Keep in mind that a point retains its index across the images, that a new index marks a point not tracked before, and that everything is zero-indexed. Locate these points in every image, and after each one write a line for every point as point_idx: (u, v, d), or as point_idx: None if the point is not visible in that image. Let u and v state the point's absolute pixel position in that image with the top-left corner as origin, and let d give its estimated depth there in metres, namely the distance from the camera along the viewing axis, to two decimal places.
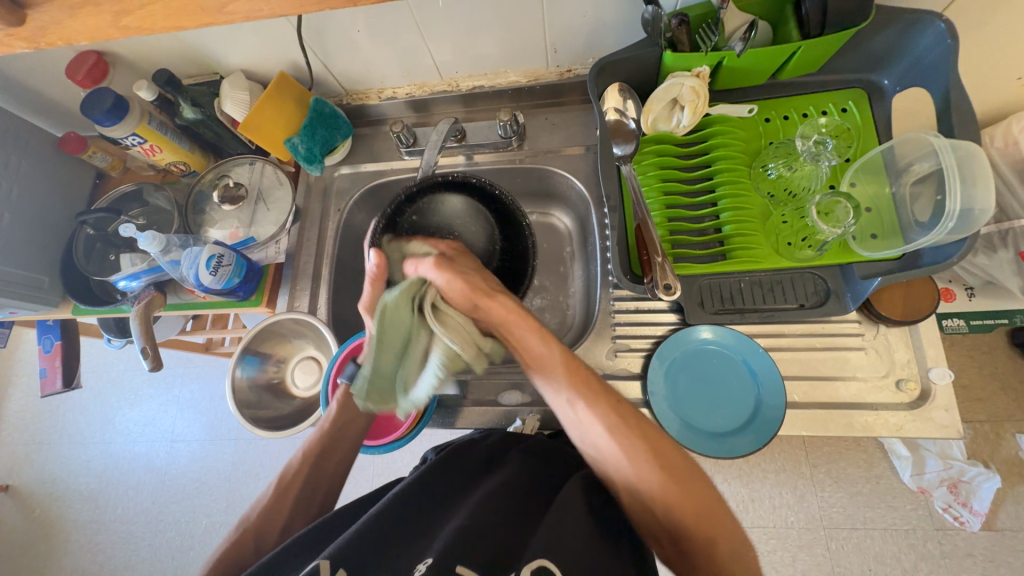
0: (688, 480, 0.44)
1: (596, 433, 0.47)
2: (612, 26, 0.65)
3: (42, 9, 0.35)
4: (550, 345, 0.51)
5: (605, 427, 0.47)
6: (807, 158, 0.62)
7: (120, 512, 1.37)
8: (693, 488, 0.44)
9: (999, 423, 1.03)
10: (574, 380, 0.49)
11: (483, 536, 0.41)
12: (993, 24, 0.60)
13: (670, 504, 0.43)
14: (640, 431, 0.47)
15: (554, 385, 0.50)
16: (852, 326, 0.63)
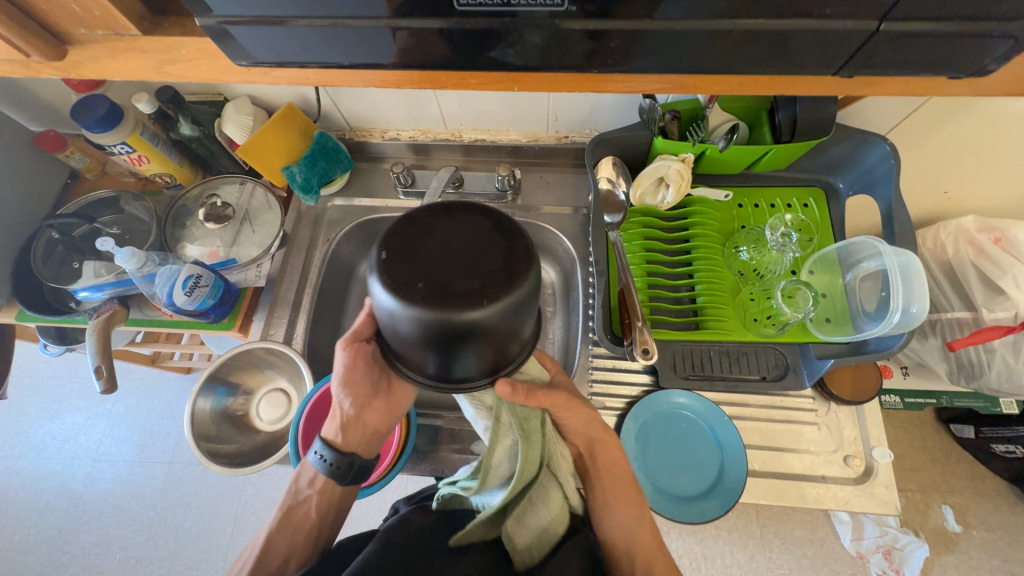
0: None
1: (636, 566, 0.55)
2: (609, 106, 0.71)
3: (84, 48, 0.38)
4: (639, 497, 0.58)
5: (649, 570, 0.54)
6: (773, 246, 0.69)
7: (19, 539, 1.21)
8: None
9: (927, 493, 1.11)
10: (651, 541, 0.56)
11: None
12: (926, 147, 0.70)
13: None
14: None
15: (634, 533, 0.56)
16: (806, 401, 0.68)
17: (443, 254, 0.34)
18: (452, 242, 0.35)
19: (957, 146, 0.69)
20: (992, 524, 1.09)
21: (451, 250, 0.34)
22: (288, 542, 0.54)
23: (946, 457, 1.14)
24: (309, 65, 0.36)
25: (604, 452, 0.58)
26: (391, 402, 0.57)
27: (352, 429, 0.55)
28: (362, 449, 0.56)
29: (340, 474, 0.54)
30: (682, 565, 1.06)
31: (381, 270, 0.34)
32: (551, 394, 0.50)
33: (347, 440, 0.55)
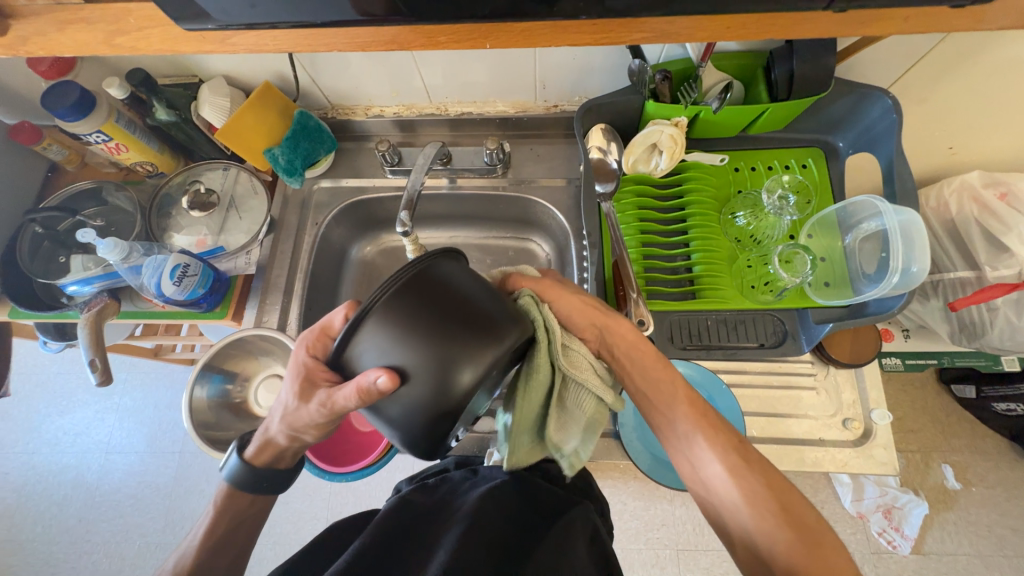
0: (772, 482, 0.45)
1: (715, 466, 0.46)
2: (599, 70, 0.68)
3: (30, 21, 0.36)
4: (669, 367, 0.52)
5: (727, 464, 0.46)
6: (771, 210, 0.67)
7: (40, 530, 1.25)
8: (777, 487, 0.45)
9: (928, 453, 1.12)
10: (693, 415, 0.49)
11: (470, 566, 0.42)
12: (930, 100, 0.67)
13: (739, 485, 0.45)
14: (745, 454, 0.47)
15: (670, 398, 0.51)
16: (805, 366, 0.68)
17: (440, 328, 0.37)
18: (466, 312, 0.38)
19: (963, 97, 0.66)
20: (992, 480, 1.10)
21: (455, 310, 0.38)
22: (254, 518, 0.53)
23: (946, 417, 1.14)
24: (277, 26, 0.35)
25: (632, 341, 0.53)
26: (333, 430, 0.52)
27: (276, 454, 0.51)
28: (278, 464, 0.52)
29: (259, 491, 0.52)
30: (685, 531, 1.08)
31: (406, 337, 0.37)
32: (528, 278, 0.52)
33: (272, 462, 0.52)
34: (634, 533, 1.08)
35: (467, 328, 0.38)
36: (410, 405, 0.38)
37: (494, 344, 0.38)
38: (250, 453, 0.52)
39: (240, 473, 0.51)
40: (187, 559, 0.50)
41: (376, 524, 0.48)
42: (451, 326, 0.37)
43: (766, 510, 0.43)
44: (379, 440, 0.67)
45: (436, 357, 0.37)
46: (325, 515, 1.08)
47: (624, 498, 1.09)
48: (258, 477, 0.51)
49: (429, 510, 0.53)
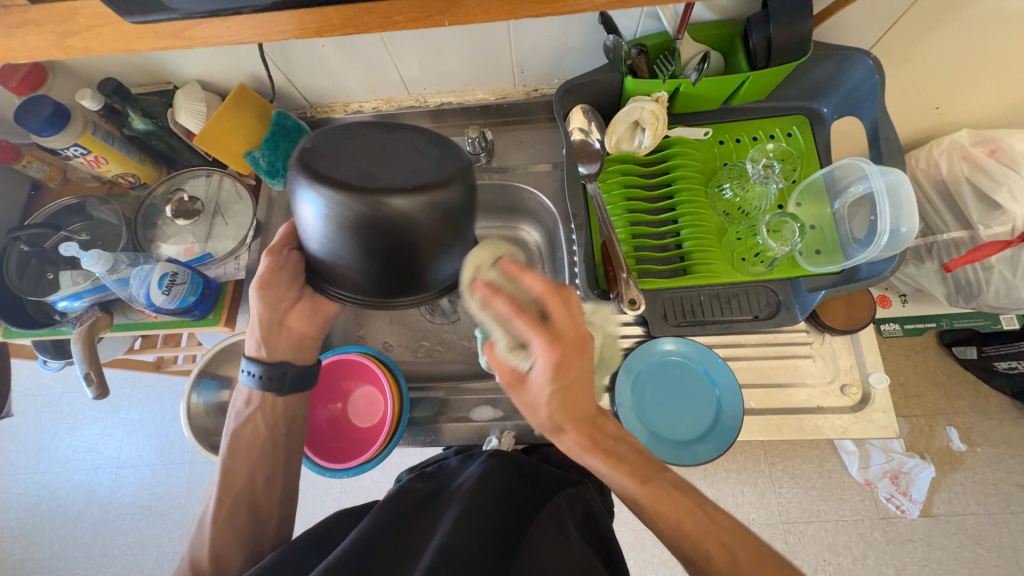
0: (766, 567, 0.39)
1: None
2: (576, 49, 0.67)
3: None
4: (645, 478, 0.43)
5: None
6: (756, 180, 0.66)
7: (57, 547, 1.26)
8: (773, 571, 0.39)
9: (932, 417, 1.12)
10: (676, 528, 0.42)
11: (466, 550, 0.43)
12: (913, 60, 0.66)
13: None
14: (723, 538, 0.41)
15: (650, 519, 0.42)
16: (801, 336, 0.67)
17: (351, 144, 0.40)
18: (373, 133, 0.41)
19: (946, 54, 0.64)
20: (997, 439, 1.11)
21: (356, 130, 0.41)
22: (246, 462, 0.58)
23: (949, 379, 1.14)
24: (243, 11, 0.37)
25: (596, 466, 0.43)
26: (301, 307, 0.60)
27: (279, 339, 0.59)
28: (291, 356, 0.60)
29: (268, 387, 0.57)
30: None
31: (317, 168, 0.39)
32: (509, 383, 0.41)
33: (268, 352, 0.58)
34: None
35: (372, 176, 0.38)
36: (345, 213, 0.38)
37: (391, 144, 0.40)
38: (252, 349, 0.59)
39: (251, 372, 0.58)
40: (205, 525, 0.55)
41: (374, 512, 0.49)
42: (365, 137, 0.41)
43: None
44: (379, 432, 0.68)
45: (352, 156, 0.39)
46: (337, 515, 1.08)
47: None
48: (274, 369, 0.58)
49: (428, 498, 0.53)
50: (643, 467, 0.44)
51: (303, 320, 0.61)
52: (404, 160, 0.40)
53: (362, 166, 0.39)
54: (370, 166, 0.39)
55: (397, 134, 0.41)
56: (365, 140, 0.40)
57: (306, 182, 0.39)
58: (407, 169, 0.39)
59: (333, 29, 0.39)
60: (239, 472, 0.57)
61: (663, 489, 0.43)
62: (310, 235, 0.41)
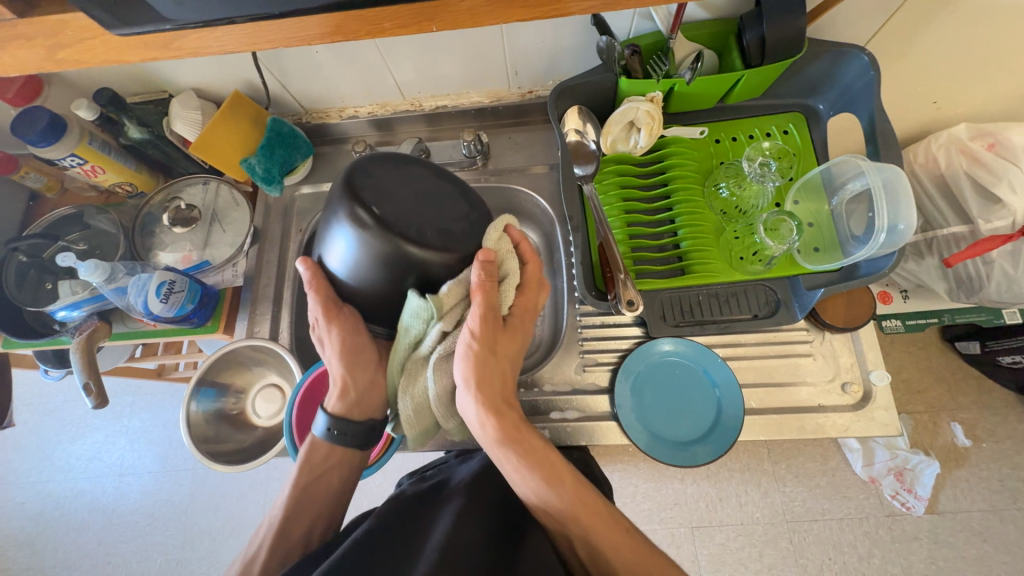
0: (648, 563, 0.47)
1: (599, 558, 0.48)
2: (570, 51, 0.67)
3: None
4: (553, 474, 0.51)
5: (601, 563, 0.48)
6: (753, 179, 0.66)
7: (61, 556, 1.26)
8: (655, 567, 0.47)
9: (936, 413, 1.12)
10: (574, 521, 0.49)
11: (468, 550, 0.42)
12: (909, 55, 0.65)
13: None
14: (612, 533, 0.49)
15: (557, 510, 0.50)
16: (801, 334, 0.67)
17: (396, 182, 0.47)
18: (404, 177, 0.48)
19: (941, 49, 0.64)
20: (1002, 435, 1.10)
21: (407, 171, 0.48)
22: (310, 513, 0.56)
23: (952, 375, 1.14)
24: (233, 20, 0.37)
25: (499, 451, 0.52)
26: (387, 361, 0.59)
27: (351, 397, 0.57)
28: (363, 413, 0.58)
29: (348, 442, 0.56)
30: (698, 509, 1.08)
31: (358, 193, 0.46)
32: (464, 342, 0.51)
33: (351, 411, 0.57)
34: (647, 514, 1.08)
35: (446, 229, 0.47)
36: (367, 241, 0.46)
37: (428, 188, 0.48)
38: (332, 402, 0.57)
39: (325, 425, 0.56)
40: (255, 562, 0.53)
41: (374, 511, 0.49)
42: (409, 178, 0.48)
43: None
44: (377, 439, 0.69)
45: (391, 194, 0.47)
46: None
47: (634, 480, 1.09)
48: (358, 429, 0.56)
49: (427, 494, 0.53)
50: (553, 468, 0.51)
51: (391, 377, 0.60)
52: (430, 209, 0.47)
53: (419, 213, 0.46)
54: (402, 206, 0.46)
55: (407, 169, 0.48)
56: (405, 180, 0.48)
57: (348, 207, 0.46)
58: (429, 219, 0.46)
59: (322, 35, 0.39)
60: (302, 519, 0.56)
61: (565, 484, 0.50)
62: (338, 259, 0.49)
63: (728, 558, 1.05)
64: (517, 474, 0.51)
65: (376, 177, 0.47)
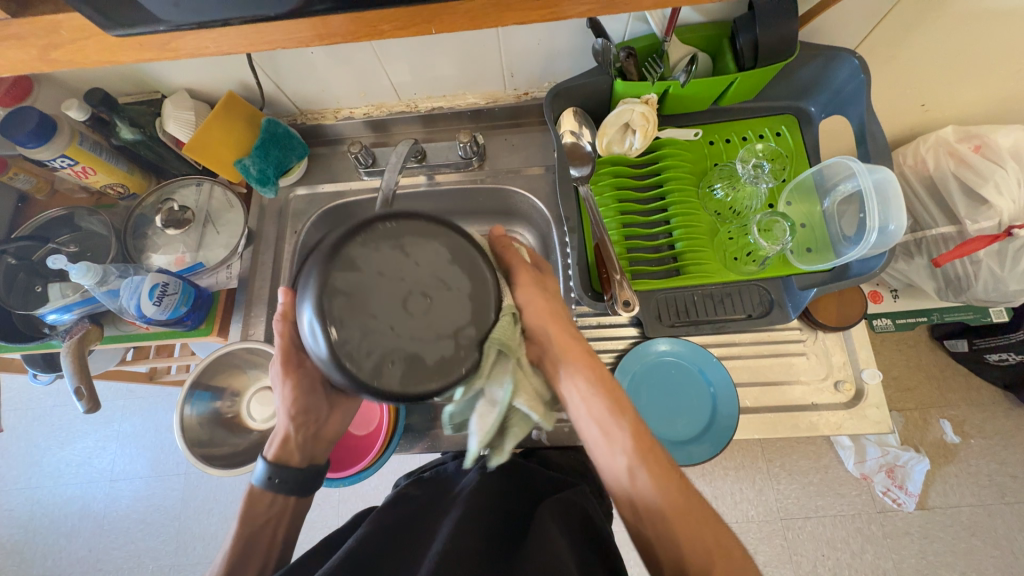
0: (704, 522, 0.43)
1: (650, 502, 0.44)
2: (566, 53, 0.67)
3: None
4: (620, 403, 0.49)
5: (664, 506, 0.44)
6: (747, 180, 0.67)
7: (51, 564, 1.24)
8: (709, 528, 0.43)
9: (926, 410, 1.13)
10: (637, 451, 0.46)
11: (468, 548, 0.43)
12: (898, 58, 0.67)
13: (678, 527, 0.43)
14: (672, 480, 0.45)
15: (617, 446, 0.47)
16: (795, 333, 0.68)
17: (399, 266, 0.40)
18: (404, 265, 0.40)
19: (928, 53, 0.65)
20: (990, 431, 1.12)
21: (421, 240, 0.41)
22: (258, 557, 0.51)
23: (941, 372, 1.16)
24: (230, 22, 0.36)
25: (571, 364, 0.51)
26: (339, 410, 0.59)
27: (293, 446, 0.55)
28: (304, 461, 0.56)
29: (278, 490, 0.53)
30: None
31: (344, 279, 0.39)
32: (526, 285, 0.51)
33: (292, 457, 0.55)
34: None
35: (415, 357, 0.38)
36: (348, 345, 0.38)
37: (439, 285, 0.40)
38: (272, 450, 0.55)
39: (263, 474, 0.53)
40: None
41: (373, 517, 0.49)
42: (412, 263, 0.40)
43: (699, 549, 0.42)
44: (374, 441, 0.68)
45: (386, 285, 0.39)
46: (336, 524, 1.07)
47: None
48: (299, 479, 0.54)
49: (426, 501, 0.54)
50: (617, 398, 0.50)
51: (340, 425, 0.59)
52: (424, 318, 0.39)
53: (392, 332, 0.38)
54: (394, 306, 0.39)
55: (412, 259, 0.40)
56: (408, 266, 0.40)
57: (325, 294, 0.38)
58: (421, 330, 0.39)
59: (318, 37, 0.38)
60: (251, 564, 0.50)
61: (627, 409, 0.49)
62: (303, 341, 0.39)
63: None
64: (582, 402, 0.50)
65: (366, 261, 0.40)
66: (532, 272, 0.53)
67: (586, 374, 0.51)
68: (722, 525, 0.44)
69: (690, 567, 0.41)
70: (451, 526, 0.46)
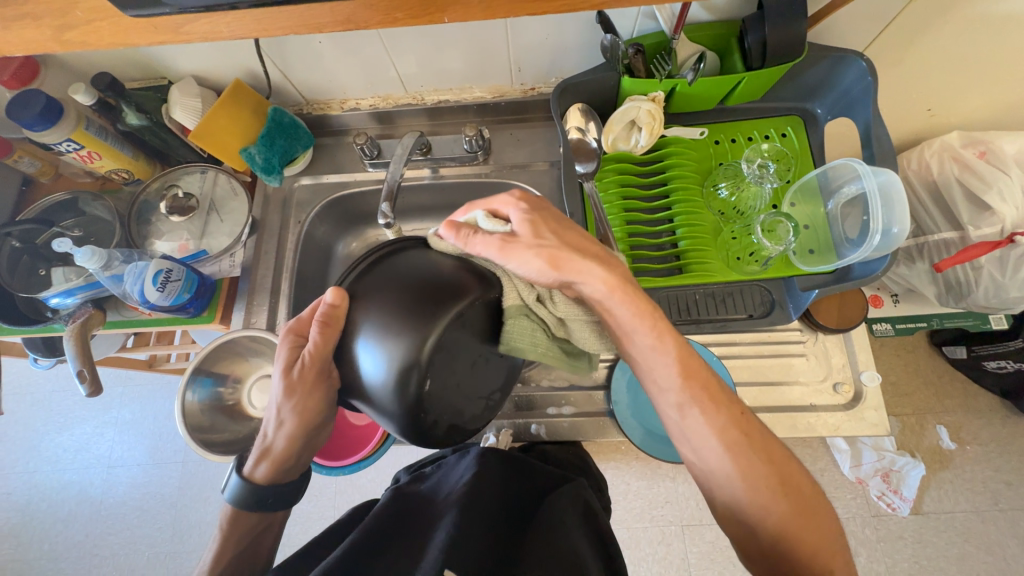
0: (764, 451, 0.45)
1: (710, 443, 0.45)
2: (574, 48, 0.67)
3: None
4: (668, 334, 0.47)
5: (724, 440, 0.45)
6: (751, 180, 0.67)
7: (47, 548, 1.25)
8: (768, 456, 0.45)
9: (923, 416, 1.14)
10: (690, 387, 0.46)
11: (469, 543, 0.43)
12: (905, 63, 0.67)
13: (736, 459, 0.44)
14: (729, 413, 0.46)
15: (666, 381, 0.47)
16: (795, 334, 0.68)
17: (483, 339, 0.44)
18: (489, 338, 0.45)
19: (937, 57, 0.65)
20: (986, 438, 1.12)
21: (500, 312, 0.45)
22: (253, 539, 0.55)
23: (939, 378, 1.16)
24: (240, 6, 0.36)
25: (614, 293, 0.46)
26: (332, 424, 0.58)
27: (284, 465, 0.54)
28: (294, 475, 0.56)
29: (264, 510, 0.53)
30: (689, 507, 1.09)
31: (448, 341, 0.41)
32: (518, 253, 0.45)
33: (281, 474, 0.55)
34: (639, 512, 1.09)
35: (459, 411, 0.45)
36: (424, 402, 0.41)
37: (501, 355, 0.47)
38: (255, 471, 0.54)
39: (252, 494, 0.53)
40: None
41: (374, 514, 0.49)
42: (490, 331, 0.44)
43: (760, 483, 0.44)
44: (374, 432, 0.69)
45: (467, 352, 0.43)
46: (333, 514, 1.08)
47: (627, 479, 1.10)
48: (290, 489, 0.55)
49: (424, 497, 0.54)
50: (661, 326, 0.47)
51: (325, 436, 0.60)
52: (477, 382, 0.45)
53: (456, 390, 0.43)
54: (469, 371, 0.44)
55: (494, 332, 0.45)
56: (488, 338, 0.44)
57: (417, 352, 0.40)
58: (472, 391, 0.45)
59: (327, 23, 0.39)
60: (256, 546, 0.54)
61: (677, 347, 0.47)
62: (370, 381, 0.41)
63: (717, 556, 1.06)
64: (627, 337, 0.47)
65: (466, 327, 0.42)
66: (506, 240, 0.45)
67: (633, 305, 0.46)
68: (777, 445, 0.46)
69: (748, 496, 0.44)
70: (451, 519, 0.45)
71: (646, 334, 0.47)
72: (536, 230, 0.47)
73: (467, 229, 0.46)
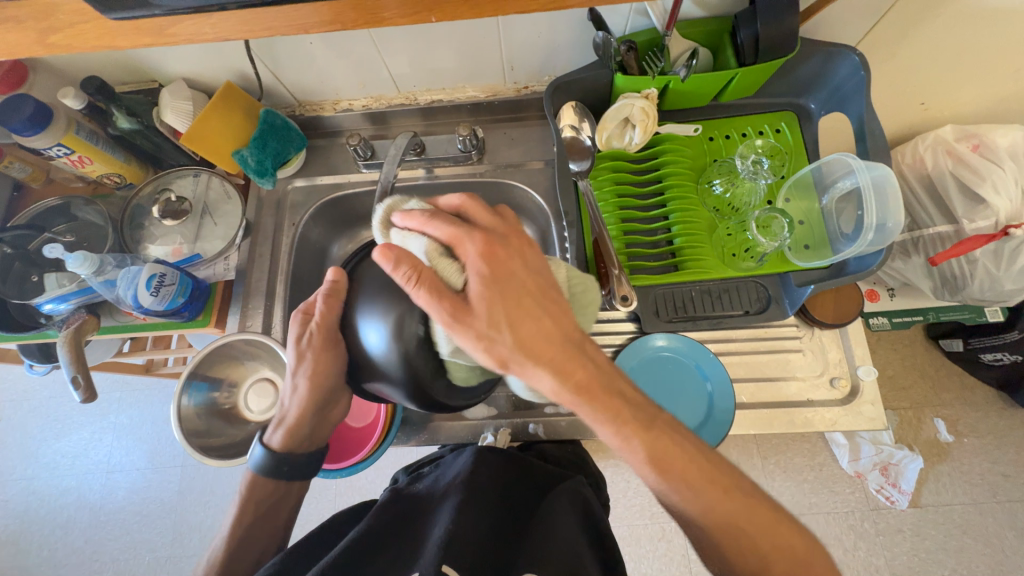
0: (747, 512, 0.42)
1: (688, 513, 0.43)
2: (567, 45, 0.67)
3: None
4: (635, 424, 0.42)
5: (702, 513, 0.42)
6: (746, 176, 0.67)
7: (46, 554, 1.24)
8: (755, 520, 0.42)
9: (920, 409, 1.14)
10: (663, 472, 0.42)
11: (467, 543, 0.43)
12: (897, 57, 0.67)
13: (719, 522, 0.42)
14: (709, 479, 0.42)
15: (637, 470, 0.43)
16: (791, 330, 0.68)
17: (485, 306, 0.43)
18: None
19: (929, 51, 0.65)
20: (983, 431, 1.13)
21: None
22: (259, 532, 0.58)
23: (936, 371, 1.16)
24: (228, 7, 0.36)
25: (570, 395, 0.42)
26: (344, 399, 0.61)
27: (299, 435, 0.58)
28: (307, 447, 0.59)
29: (280, 478, 0.56)
30: None
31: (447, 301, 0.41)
32: (464, 328, 0.38)
33: (296, 445, 0.58)
34: (639, 509, 1.10)
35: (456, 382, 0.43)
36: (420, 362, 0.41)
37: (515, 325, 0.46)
38: (274, 439, 0.58)
39: (266, 461, 0.56)
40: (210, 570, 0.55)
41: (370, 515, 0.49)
42: None
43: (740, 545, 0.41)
44: (370, 434, 0.69)
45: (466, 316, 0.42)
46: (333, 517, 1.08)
47: (626, 476, 1.10)
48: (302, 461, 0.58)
49: (420, 497, 0.53)
50: (629, 417, 0.43)
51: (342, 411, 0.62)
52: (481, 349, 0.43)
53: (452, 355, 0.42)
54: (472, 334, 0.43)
55: None
56: None
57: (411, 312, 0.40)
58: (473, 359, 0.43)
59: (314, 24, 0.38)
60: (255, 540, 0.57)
61: (650, 429, 0.43)
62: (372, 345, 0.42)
63: None
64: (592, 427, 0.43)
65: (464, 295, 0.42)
66: (457, 307, 0.39)
67: (591, 406, 0.42)
68: (763, 496, 0.43)
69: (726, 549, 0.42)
70: (450, 516, 0.46)
71: (609, 427, 0.43)
72: (490, 301, 0.40)
73: (412, 271, 0.38)
